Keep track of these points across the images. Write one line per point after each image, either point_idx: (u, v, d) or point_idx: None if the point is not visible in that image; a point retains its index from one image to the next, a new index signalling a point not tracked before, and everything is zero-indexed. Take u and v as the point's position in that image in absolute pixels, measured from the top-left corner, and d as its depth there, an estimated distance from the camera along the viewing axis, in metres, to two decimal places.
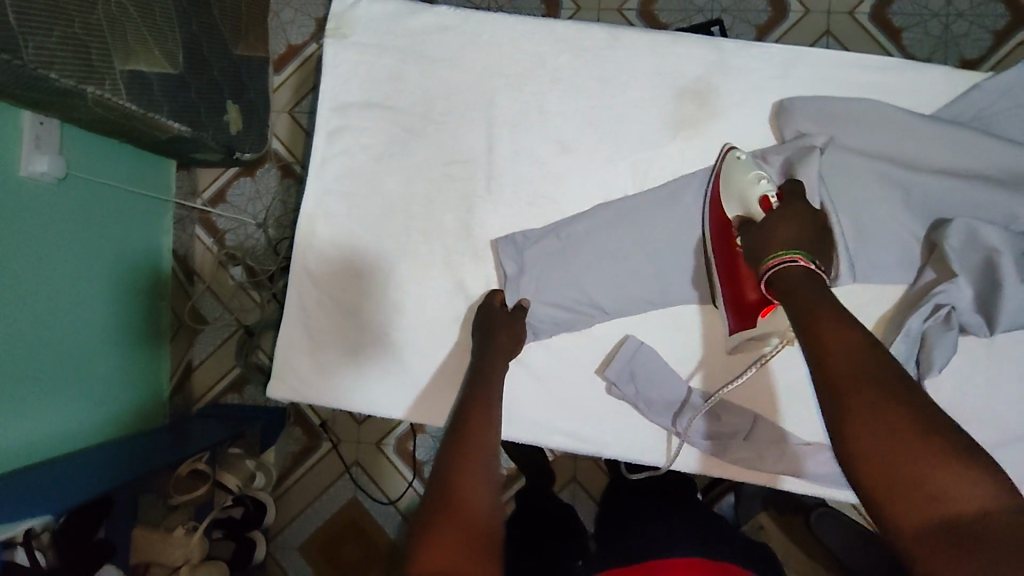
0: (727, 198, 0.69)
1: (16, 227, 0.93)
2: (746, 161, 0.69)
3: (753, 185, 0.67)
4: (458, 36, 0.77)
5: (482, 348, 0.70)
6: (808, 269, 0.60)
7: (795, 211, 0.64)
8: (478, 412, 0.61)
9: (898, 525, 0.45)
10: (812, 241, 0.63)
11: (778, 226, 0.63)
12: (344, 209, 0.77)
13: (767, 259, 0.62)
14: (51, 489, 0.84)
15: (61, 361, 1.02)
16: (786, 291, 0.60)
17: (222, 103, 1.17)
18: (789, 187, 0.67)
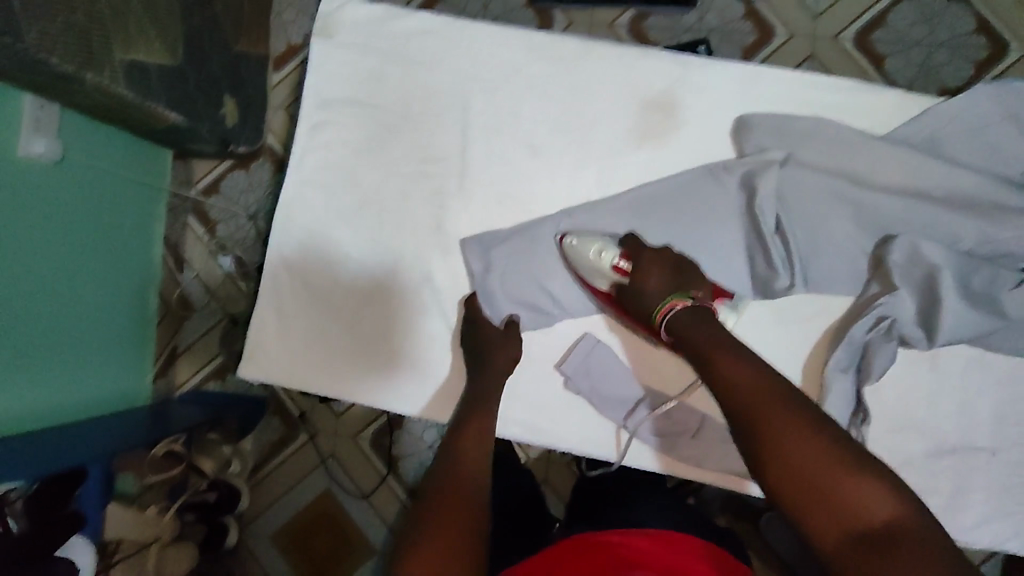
0: (589, 278, 0.74)
1: (11, 203, 0.97)
2: (580, 241, 0.74)
3: (600, 261, 0.73)
4: (438, 41, 0.80)
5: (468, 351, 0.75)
6: (688, 306, 0.66)
7: (651, 260, 0.71)
8: (475, 422, 0.68)
9: (821, 535, 0.48)
10: (677, 280, 0.69)
11: (645, 280, 0.70)
12: (322, 201, 0.80)
13: (656, 311, 0.68)
14: (27, 457, 0.86)
15: (47, 337, 1.05)
16: (680, 333, 0.65)
17: (219, 97, 1.21)
18: (630, 244, 0.74)
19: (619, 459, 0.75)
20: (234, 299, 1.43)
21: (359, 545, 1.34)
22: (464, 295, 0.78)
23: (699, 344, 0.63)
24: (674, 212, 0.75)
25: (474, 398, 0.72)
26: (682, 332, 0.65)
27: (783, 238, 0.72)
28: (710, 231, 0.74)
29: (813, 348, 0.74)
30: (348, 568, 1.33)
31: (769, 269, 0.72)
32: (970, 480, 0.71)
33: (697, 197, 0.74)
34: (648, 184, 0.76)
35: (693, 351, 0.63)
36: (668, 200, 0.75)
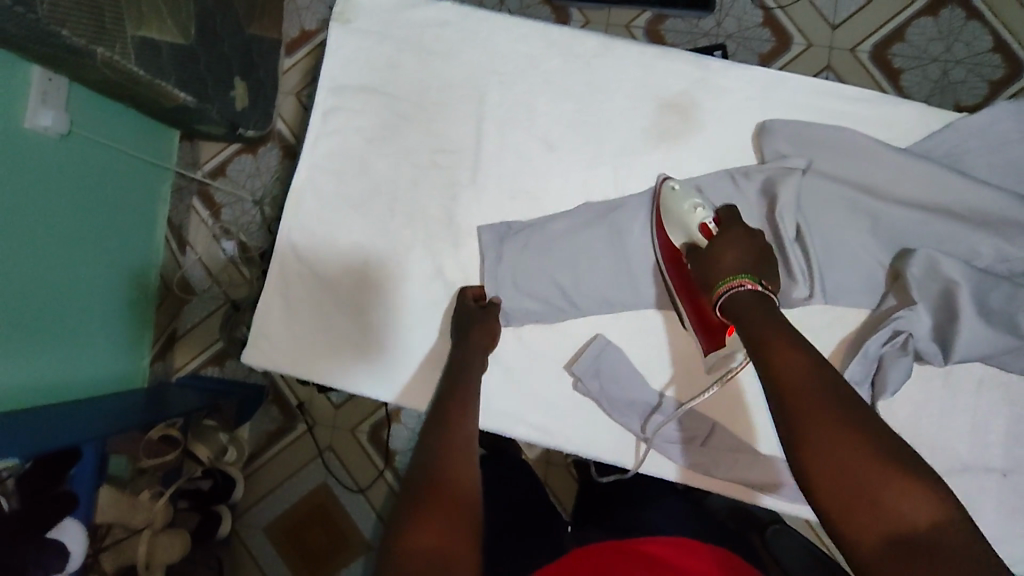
0: (670, 229, 0.71)
1: (15, 176, 0.95)
2: (680, 193, 0.71)
3: (689, 215, 0.69)
4: (457, 31, 0.79)
5: (460, 345, 0.73)
6: (756, 290, 0.63)
7: (735, 235, 0.67)
8: (461, 405, 0.66)
9: (855, 537, 0.48)
10: (754, 264, 0.66)
11: (723, 251, 0.66)
12: (332, 187, 0.79)
13: (715, 287, 0.65)
14: (21, 435, 0.85)
15: (45, 314, 1.04)
16: (736, 316, 0.62)
17: (229, 78, 1.20)
18: (726, 212, 0.70)
19: (635, 465, 0.74)
20: (235, 284, 1.42)
21: (354, 539, 1.33)
22: (464, 284, 0.77)
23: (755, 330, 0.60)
24: None
25: (457, 381, 0.69)
26: (738, 315, 0.62)
27: (802, 246, 0.71)
28: None
29: (827, 360, 0.73)
30: (342, 561, 1.33)
31: (788, 276, 0.70)
32: (980, 499, 0.71)
33: (714, 203, 0.74)
34: (665, 186, 0.75)
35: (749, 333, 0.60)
36: None
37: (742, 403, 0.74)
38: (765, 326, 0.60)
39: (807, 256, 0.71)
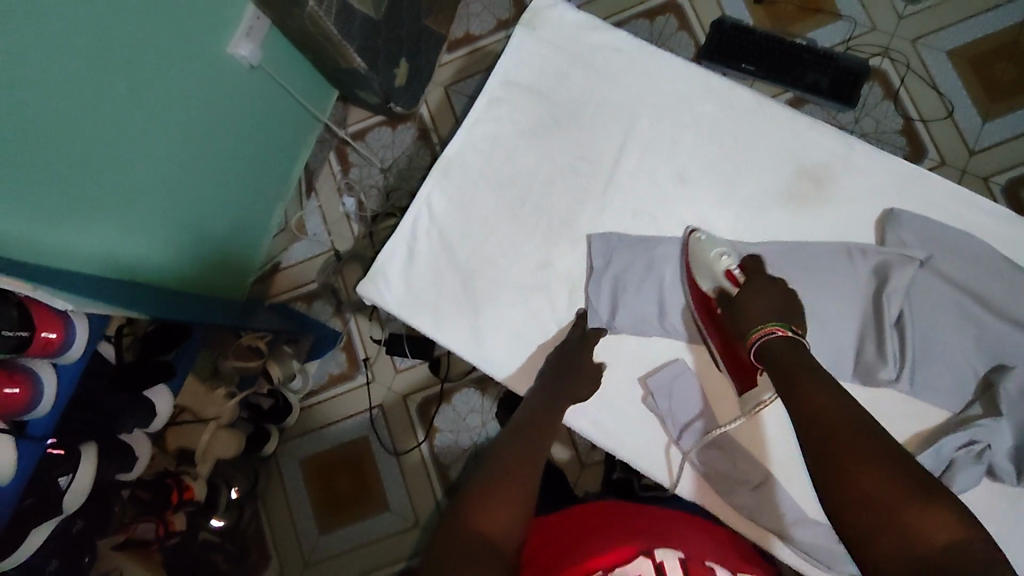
0: (699, 279, 0.79)
1: (209, 90, 1.10)
2: (706, 243, 0.79)
3: (718, 262, 0.78)
4: (626, 60, 0.87)
5: (558, 370, 0.78)
6: (785, 337, 0.69)
7: (761, 286, 0.74)
8: (548, 415, 0.74)
9: (879, 547, 0.52)
10: (780, 309, 0.72)
11: (755, 298, 0.73)
12: (478, 165, 0.87)
13: (749, 334, 0.72)
14: (160, 300, 0.98)
15: (195, 212, 1.16)
16: (771, 357, 0.69)
17: (397, 58, 1.34)
18: (751, 262, 0.77)
19: (677, 488, 0.79)
20: (342, 236, 1.54)
21: (376, 498, 1.41)
22: (564, 225, 0.85)
23: (786, 368, 0.67)
24: (801, 272, 0.78)
25: (552, 401, 0.75)
26: (771, 356, 0.69)
27: (899, 332, 0.75)
28: (831, 304, 0.77)
29: None
30: (361, 515, 1.41)
31: (878, 357, 0.75)
32: None
33: (825, 272, 0.77)
34: (781, 242, 0.80)
35: (777, 374, 0.68)
36: (793, 263, 0.78)
37: (792, 441, 0.79)
38: (795, 367, 0.67)
39: (902, 343, 0.75)
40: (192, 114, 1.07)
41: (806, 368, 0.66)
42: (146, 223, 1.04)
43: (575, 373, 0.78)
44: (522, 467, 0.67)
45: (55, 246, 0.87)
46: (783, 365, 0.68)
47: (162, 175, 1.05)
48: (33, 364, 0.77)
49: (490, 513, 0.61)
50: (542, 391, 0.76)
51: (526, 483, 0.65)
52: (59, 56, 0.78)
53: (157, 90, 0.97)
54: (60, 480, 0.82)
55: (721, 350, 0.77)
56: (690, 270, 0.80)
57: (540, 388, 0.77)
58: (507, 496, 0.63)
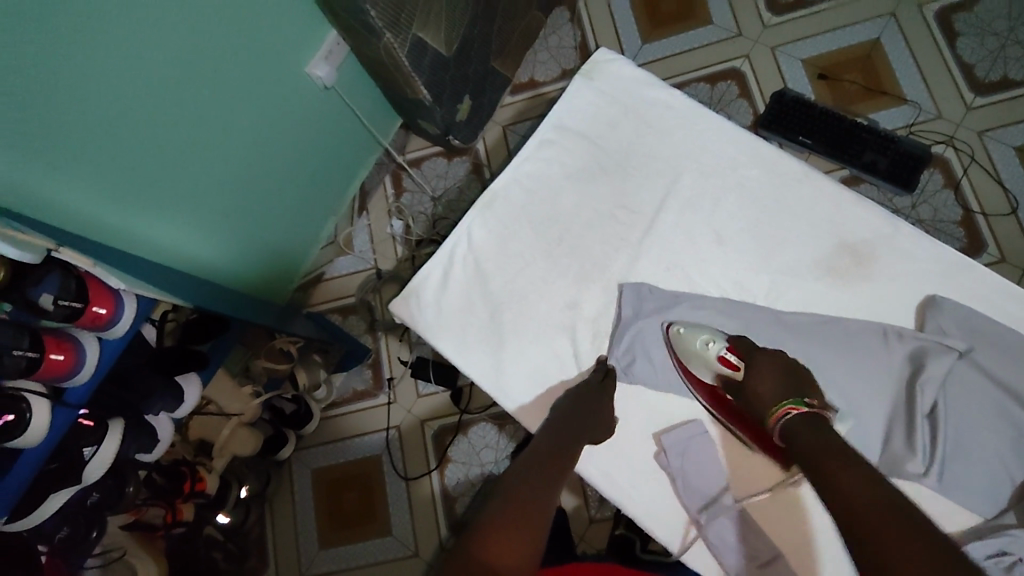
0: (695, 370, 0.78)
1: (281, 103, 1.17)
2: (688, 331, 0.79)
3: (706, 351, 0.77)
4: (679, 117, 0.89)
5: (575, 413, 0.77)
6: (802, 413, 0.69)
7: (764, 363, 0.74)
8: (559, 454, 0.73)
9: None
10: (792, 383, 0.72)
11: (758, 382, 0.73)
12: (521, 201, 0.90)
13: (772, 414, 0.71)
14: (206, 292, 1.03)
15: (252, 215, 1.23)
16: (792, 435, 0.68)
17: (461, 95, 1.40)
18: (739, 342, 0.78)
19: (681, 553, 0.76)
20: (386, 257, 1.59)
21: (380, 521, 1.40)
22: (597, 270, 0.86)
23: (810, 445, 0.66)
24: (834, 349, 0.76)
25: (561, 441, 0.74)
26: (795, 437, 0.67)
27: (931, 423, 0.73)
28: (861, 385, 0.75)
29: None
30: (362, 534, 1.40)
31: (907, 448, 0.72)
32: None
33: (859, 354, 0.76)
34: (814, 315, 0.78)
35: (805, 457, 0.65)
36: (825, 337, 0.77)
37: (802, 522, 0.76)
38: (823, 450, 0.64)
39: (934, 436, 0.72)
40: (262, 124, 1.14)
41: (833, 450, 0.63)
42: (205, 219, 1.10)
43: (585, 407, 0.77)
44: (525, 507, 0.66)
45: (116, 227, 0.94)
46: (807, 447, 0.65)
47: (227, 177, 1.12)
48: (81, 334, 0.82)
49: (494, 550, 0.60)
50: (552, 433, 0.75)
51: (528, 524, 0.64)
52: (149, 54, 0.85)
53: (233, 98, 1.04)
54: (86, 450, 0.86)
55: (751, 437, 0.77)
56: (682, 362, 0.79)
57: (550, 427, 0.76)
58: (507, 532, 0.62)
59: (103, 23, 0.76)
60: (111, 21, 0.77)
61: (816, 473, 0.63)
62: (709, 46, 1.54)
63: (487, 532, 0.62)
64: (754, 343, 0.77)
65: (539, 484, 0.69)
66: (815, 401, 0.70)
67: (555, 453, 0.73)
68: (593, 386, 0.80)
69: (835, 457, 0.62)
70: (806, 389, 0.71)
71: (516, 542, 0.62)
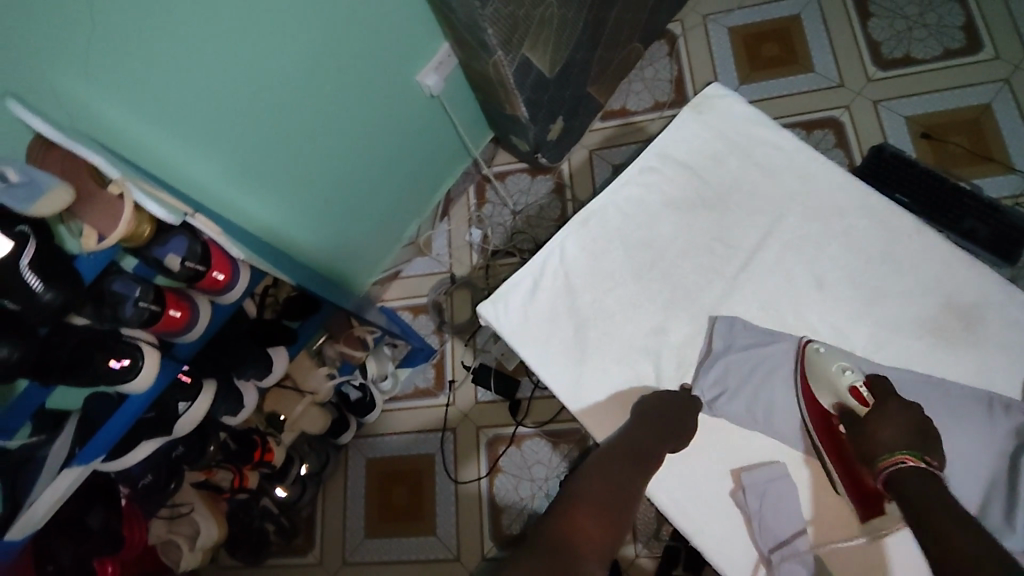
0: (817, 392, 0.77)
1: (392, 106, 1.24)
2: (828, 354, 0.78)
3: (841, 378, 0.76)
4: (785, 158, 0.90)
5: (660, 432, 0.77)
6: (917, 468, 0.67)
7: (886, 408, 0.71)
8: (637, 460, 0.74)
9: None
10: (914, 436, 0.69)
11: (883, 423, 0.71)
12: (618, 223, 0.91)
13: (881, 459, 0.69)
14: (304, 274, 1.09)
15: (348, 207, 1.29)
16: (899, 486, 0.67)
17: (555, 116, 1.44)
18: (877, 381, 0.75)
19: None
20: (461, 263, 1.63)
21: (425, 519, 1.43)
22: (687, 299, 0.87)
23: (914, 499, 0.65)
24: (937, 414, 0.74)
25: (641, 444, 0.75)
26: (901, 486, 0.66)
27: None
28: (959, 452, 0.72)
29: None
30: (406, 530, 1.43)
31: (1005, 523, 0.69)
32: None
33: (956, 418, 0.73)
34: (918, 373, 0.77)
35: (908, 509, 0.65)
36: (919, 398, 0.76)
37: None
38: (933, 504, 0.63)
39: None
40: (371, 123, 1.21)
41: (942, 503, 0.63)
42: (308, 204, 1.17)
43: (670, 414, 0.78)
44: (610, 508, 0.69)
45: (235, 203, 1.01)
46: (916, 498, 0.65)
47: (333, 168, 1.18)
48: (196, 294, 0.88)
49: (581, 527, 0.65)
50: (630, 438, 0.76)
51: (615, 525, 0.67)
52: (285, 45, 0.92)
53: (351, 96, 1.12)
54: (179, 405, 0.92)
55: (845, 478, 0.76)
56: (807, 380, 0.79)
57: (631, 429, 0.77)
58: (598, 530, 0.65)
59: (251, 15, 0.85)
60: (259, 13, 0.86)
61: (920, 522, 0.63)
62: (811, 93, 1.53)
63: (574, 513, 0.66)
64: (891, 388, 0.74)
65: (623, 480, 0.72)
66: (934, 461, 0.68)
67: (643, 453, 0.75)
68: (691, 414, 0.79)
69: (941, 510, 0.62)
70: (928, 447, 0.68)
71: (600, 530, 0.65)
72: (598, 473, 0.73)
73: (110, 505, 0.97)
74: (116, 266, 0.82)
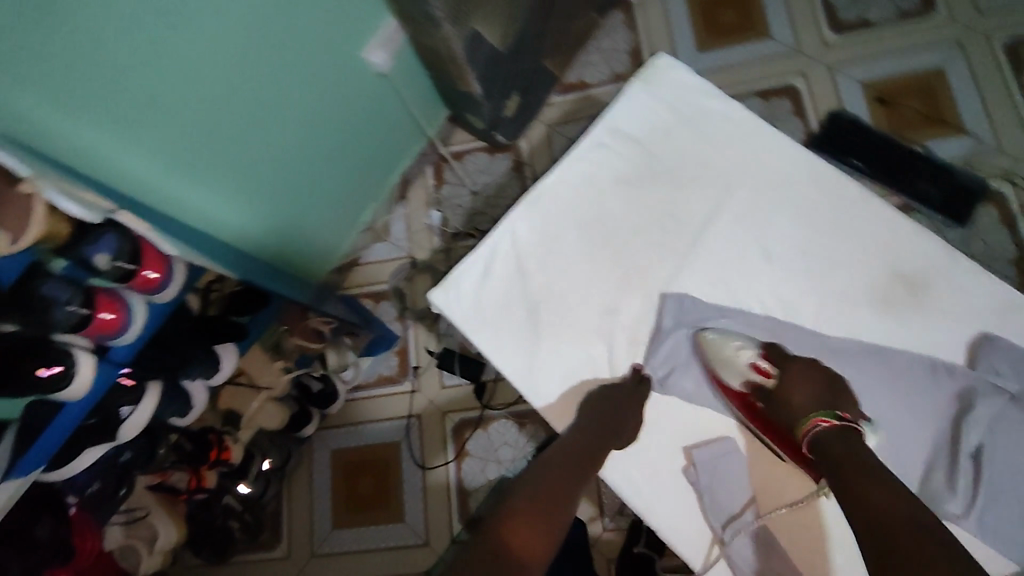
0: (723, 373, 0.79)
1: (337, 86, 1.18)
2: (720, 337, 0.80)
3: (739, 357, 0.79)
4: (735, 129, 0.88)
5: (604, 420, 0.77)
6: (830, 427, 0.73)
7: (795, 371, 0.76)
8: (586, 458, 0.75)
9: None
10: (824, 395, 0.75)
11: (790, 390, 0.76)
12: (570, 202, 0.89)
13: (799, 427, 0.75)
14: (251, 267, 1.05)
15: (296, 193, 1.23)
16: (825, 452, 0.71)
17: (510, 92, 1.40)
18: (771, 350, 0.79)
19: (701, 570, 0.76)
20: (421, 247, 1.59)
21: (394, 506, 1.42)
22: (638, 276, 0.85)
23: (846, 472, 0.69)
24: (886, 384, 0.75)
25: (592, 442, 0.76)
26: (824, 450, 0.72)
27: (974, 465, 0.71)
28: (901, 419, 0.74)
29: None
30: (375, 518, 1.42)
31: (947, 487, 0.71)
32: None
33: (902, 385, 0.74)
34: (866, 343, 0.77)
35: (837, 479, 0.69)
36: (869, 369, 0.76)
37: (823, 552, 0.75)
38: (864, 476, 0.67)
39: (978, 479, 0.70)
40: (315, 104, 1.16)
41: (859, 461, 0.69)
42: (252, 193, 1.12)
43: (618, 404, 0.79)
44: (552, 506, 0.72)
45: (175, 197, 0.97)
46: (838, 455, 0.70)
47: (277, 154, 1.13)
48: (131, 295, 0.83)
49: (517, 537, 0.67)
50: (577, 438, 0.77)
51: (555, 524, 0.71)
52: (213, 25, 0.86)
53: (292, 77, 1.06)
54: (121, 409, 0.88)
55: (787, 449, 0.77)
56: (708, 365, 0.80)
57: (583, 423, 0.78)
58: (536, 527, 0.69)
59: None
60: None
61: (843, 483, 0.68)
62: (767, 60, 1.51)
63: (513, 520, 0.69)
64: (788, 352, 0.79)
65: (567, 479, 0.74)
66: (847, 414, 0.73)
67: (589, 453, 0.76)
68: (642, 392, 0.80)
69: (859, 467, 0.68)
70: (834, 402, 0.74)
71: (541, 534, 0.69)
72: (542, 470, 0.75)
73: (58, 516, 0.93)
74: (42, 267, 0.75)
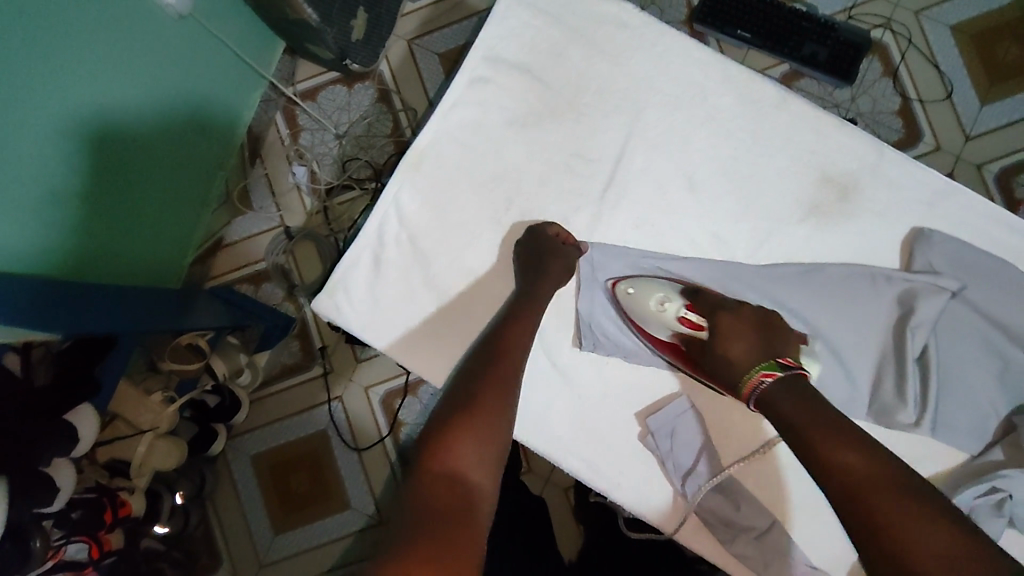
0: (651, 331, 0.77)
1: (132, 48, 0.90)
2: (639, 290, 0.77)
3: (664, 312, 0.76)
4: (632, 36, 0.79)
5: (538, 273, 0.75)
6: (777, 382, 0.71)
7: (726, 324, 0.75)
8: (521, 319, 0.75)
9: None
10: (761, 340, 0.74)
11: (728, 344, 0.74)
12: (458, 156, 0.80)
13: (743, 382, 0.73)
14: (76, 315, 0.81)
15: (113, 193, 0.95)
16: (772, 405, 0.70)
17: (354, 7, 1.12)
18: (695, 298, 0.77)
19: (674, 529, 0.78)
20: (292, 210, 1.36)
21: (336, 497, 1.32)
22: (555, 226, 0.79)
23: (790, 413, 0.68)
24: (820, 296, 0.77)
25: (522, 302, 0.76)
26: (770, 405, 0.70)
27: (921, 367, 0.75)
28: (849, 332, 0.76)
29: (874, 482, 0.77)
30: (318, 514, 1.32)
31: (897, 398, 0.75)
32: None
33: (846, 300, 0.76)
34: (801, 264, 0.77)
35: (780, 423, 0.69)
36: (799, 283, 0.77)
37: (788, 471, 0.78)
38: (803, 408, 0.68)
39: (923, 381, 0.75)
40: (108, 77, 0.87)
41: (810, 410, 0.68)
42: (54, 211, 0.84)
43: (544, 254, 0.76)
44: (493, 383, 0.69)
45: None
46: (787, 414, 0.69)
47: (76, 154, 0.86)
48: None
49: (469, 450, 0.64)
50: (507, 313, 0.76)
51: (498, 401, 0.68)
52: None
53: (61, 52, 0.79)
54: None
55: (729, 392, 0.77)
56: (634, 318, 0.77)
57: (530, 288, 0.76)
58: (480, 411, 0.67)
59: None
60: None
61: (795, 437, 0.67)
62: None
63: (464, 433, 0.65)
64: (710, 300, 0.77)
65: (517, 340, 0.74)
66: (789, 360, 0.73)
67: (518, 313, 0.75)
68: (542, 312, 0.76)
69: (810, 416, 0.67)
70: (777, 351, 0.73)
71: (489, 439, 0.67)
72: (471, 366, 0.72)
73: None
74: None
